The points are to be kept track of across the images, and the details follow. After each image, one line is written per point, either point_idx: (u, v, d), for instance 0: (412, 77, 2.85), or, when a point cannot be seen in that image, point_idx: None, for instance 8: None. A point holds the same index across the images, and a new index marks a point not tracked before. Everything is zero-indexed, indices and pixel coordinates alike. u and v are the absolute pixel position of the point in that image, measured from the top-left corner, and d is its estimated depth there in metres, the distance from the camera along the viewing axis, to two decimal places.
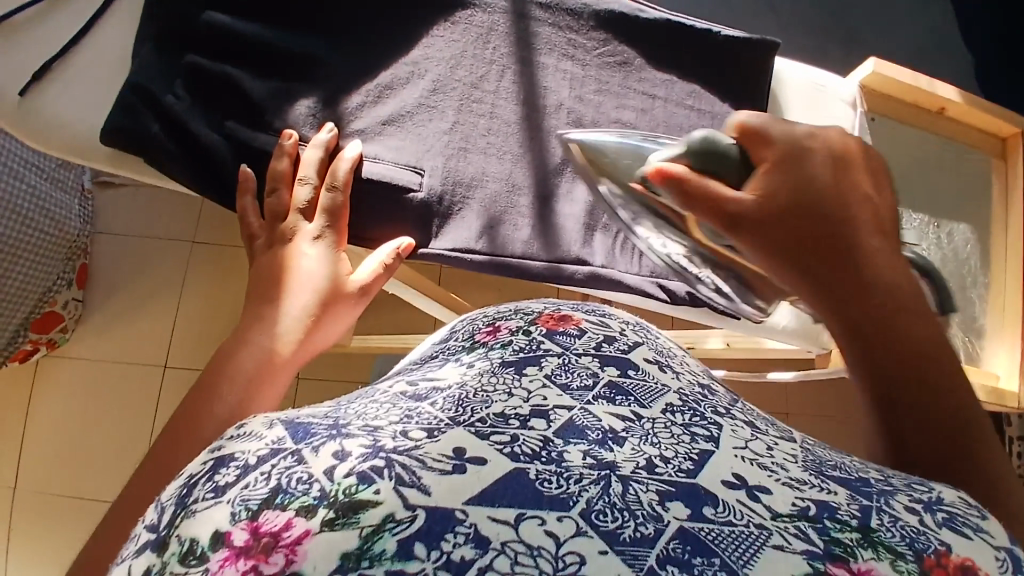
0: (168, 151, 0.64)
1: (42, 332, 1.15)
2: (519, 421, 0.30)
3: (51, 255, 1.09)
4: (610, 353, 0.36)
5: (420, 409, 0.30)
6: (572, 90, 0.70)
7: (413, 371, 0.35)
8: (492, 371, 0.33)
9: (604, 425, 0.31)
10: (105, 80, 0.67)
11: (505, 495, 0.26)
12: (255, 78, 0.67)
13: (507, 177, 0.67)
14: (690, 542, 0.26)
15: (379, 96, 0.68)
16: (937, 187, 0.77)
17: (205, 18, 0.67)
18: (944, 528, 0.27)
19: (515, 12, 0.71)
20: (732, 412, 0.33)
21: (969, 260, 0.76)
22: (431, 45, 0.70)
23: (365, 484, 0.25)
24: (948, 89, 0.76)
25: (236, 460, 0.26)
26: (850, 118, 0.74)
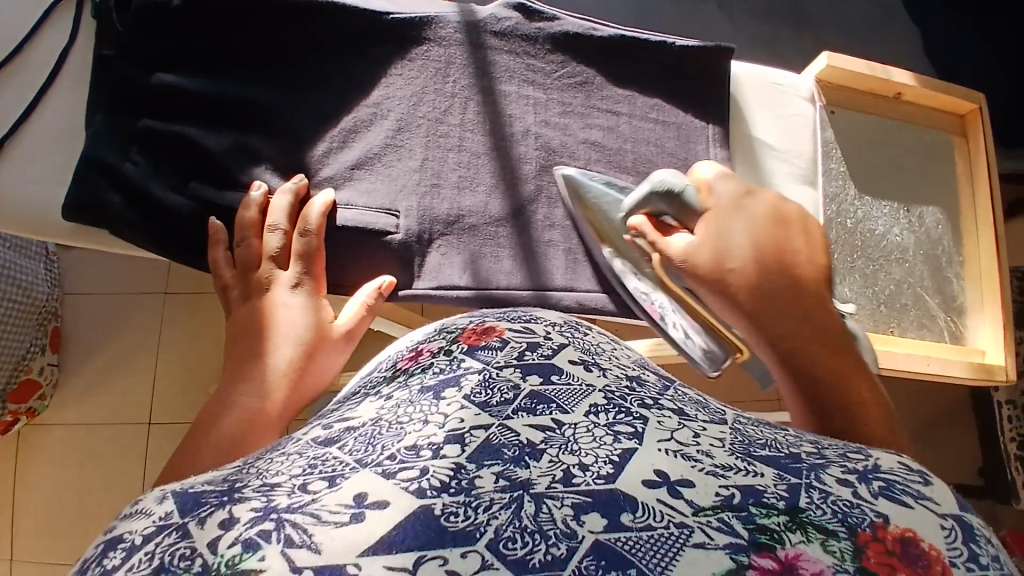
0: (129, 221, 0.57)
1: (21, 402, 1.03)
2: (431, 451, 0.28)
3: (20, 326, 0.97)
4: (531, 361, 0.34)
5: (327, 455, 0.29)
6: (536, 116, 0.66)
7: (332, 413, 0.34)
8: (410, 400, 0.32)
9: (521, 440, 0.29)
10: (47, 148, 0.58)
11: (406, 539, 0.25)
12: (210, 134, 0.60)
13: (484, 210, 0.63)
14: (605, 556, 0.25)
15: (345, 141, 0.62)
16: (906, 171, 0.74)
17: (155, 81, 0.59)
18: (880, 498, 0.28)
19: (471, 42, 0.65)
20: (658, 402, 0.33)
21: (941, 241, 0.74)
22: (389, 87, 0.64)
23: (250, 552, 0.24)
24: (903, 73, 0.73)
25: (123, 540, 0.26)
26: (811, 114, 0.72)
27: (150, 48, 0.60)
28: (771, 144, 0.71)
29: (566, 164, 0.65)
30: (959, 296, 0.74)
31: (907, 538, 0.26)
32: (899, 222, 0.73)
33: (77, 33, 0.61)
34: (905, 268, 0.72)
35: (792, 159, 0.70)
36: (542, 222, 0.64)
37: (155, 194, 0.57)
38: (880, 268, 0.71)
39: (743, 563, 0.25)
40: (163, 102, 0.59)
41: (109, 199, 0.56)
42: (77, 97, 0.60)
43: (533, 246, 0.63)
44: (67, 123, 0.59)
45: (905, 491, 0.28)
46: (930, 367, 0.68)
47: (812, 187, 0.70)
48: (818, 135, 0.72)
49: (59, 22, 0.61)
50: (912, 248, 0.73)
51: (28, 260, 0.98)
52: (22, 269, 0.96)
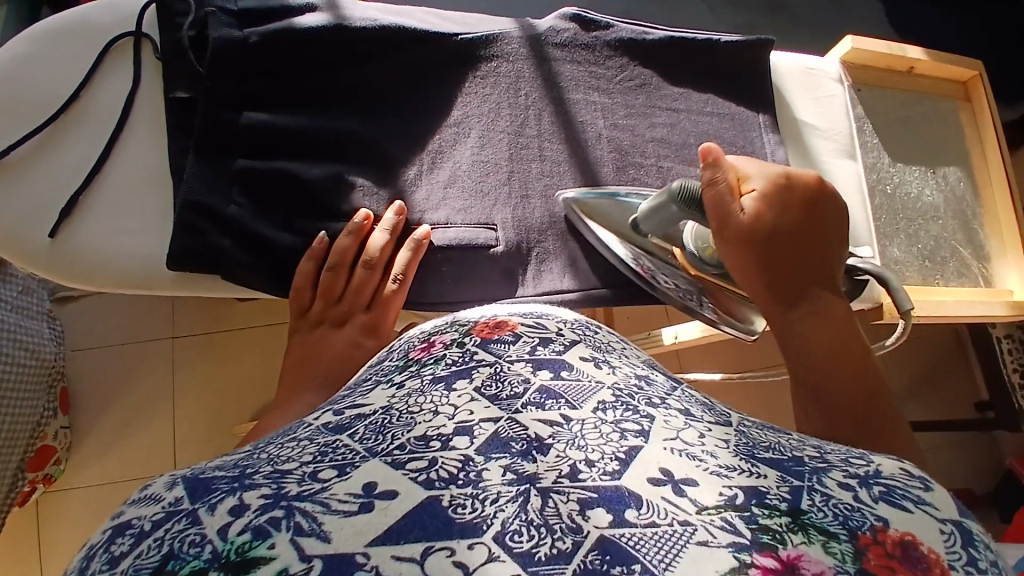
0: (242, 263, 0.59)
1: (38, 470, 1.02)
2: (441, 442, 0.29)
3: (33, 389, 0.97)
4: (543, 356, 0.35)
5: (337, 442, 0.29)
6: (606, 120, 0.69)
7: (342, 400, 0.34)
8: (422, 390, 0.32)
9: (530, 433, 0.30)
10: (133, 205, 0.60)
11: (414, 530, 0.25)
12: (302, 163, 0.62)
13: (573, 214, 0.66)
14: (610, 551, 0.25)
15: (434, 163, 0.65)
16: (927, 137, 0.80)
17: (245, 120, 0.61)
18: (880, 503, 0.28)
19: (536, 56, 0.70)
20: (666, 402, 0.33)
21: (965, 198, 0.80)
22: (468, 104, 0.67)
23: (260, 539, 0.24)
24: (915, 49, 0.79)
25: (132, 527, 0.26)
26: (843, 94, 0.76)
27: (229, 90, 0.61)
28: (813, 124, 0.74)
29: (641, 163, 0.69)
30: (986, 245, 0.80)
31: (906, 542, 0.26)
32: (929, 183, 0.79)
33: (140, 80, 0.62)
34: (940, 226, 0.77)
35: (834, 137, 0.74)
36: None
37: (266, 235, 0.60)
38: (920, 228, 0.77)
39: (745, 562, 0.25)
40: (253, 139, 0.62)
41: (221, 244, 0.59)
42: (155, 143, 0.62)
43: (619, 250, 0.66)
44: (147, 171, 0.61)
45: (906, 496, 0.29)
46: (973, 308, 0.73)
47: (853, 160, 0.74)
48: (851, 113, 0.76)
49: (120, 69, 0.62)
50: (943, 206, 0.78)
51: (31, 322, 0.98)
52: (27, 332, 0.96)
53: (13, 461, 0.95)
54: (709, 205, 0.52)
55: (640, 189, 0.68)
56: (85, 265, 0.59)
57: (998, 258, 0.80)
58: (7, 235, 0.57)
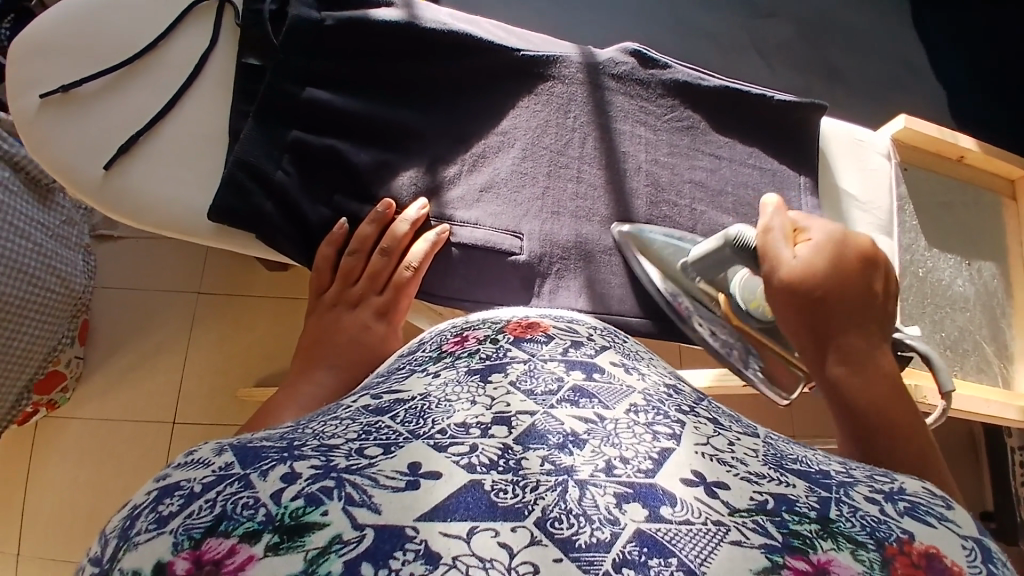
0: (279, 229, 0.60)
1: (44, 394, 1.02)
2: (480, 430, 0.29)
3: (56, 317, 0.97)
4: (575, 357, 0.36)
5: (380, 424, 0.30)
6: (648, 155, 0.71)
7: (378, 385, 0.35)
8: (458, 380, 0.33)
9: (566, 428, 0.30)
10: (187, 158, 0.61)
11: (459, 509, 0.26)
12: (358, 149, 0.64)
13: (599, 239, 0.68)
14: (647, 544, 0.26)
15: (474, 165, 0.67)
16: (970, 225, 0.83)
17: (307, 95, 0.63)
18: (905, 517, 0.29)
19: (591, 83, 0.72)
20: (694, 409, 0.34)
21: (996, 294, 0.82)
22: (517, 117, 0.69)
23: (313, 505, 0.25)
24: (967, 139, 0.83)
25: (180, 489, 0.26)
26: (887, 169, 0.80)
27: (297, 65, 0.63)
28: (853, 193, 0.78)
29: (674, 202, 0.71)
30: (1009, 344, 0.82)
31: (931, 554, 0.27)
32: (962, 274, 0.81)
33: (218, 40, 0.64)
34: (967, 317, 0.80)
35: (872, 211, 0.78)
36: None
37: (303, 207, 0.61)
38: (947, 316, 0.79)
39: (778, 563, 0.26)
40: (311, 112, 0.63)
41: (264, 208, 0.60)
42: (218, 101, 0.63)
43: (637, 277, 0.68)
44: (207, 129, 0.62)
45: (929, 512, 0.30)
46: (987, 407, 0.74)
47: (888, 237, 0.77)
48: (891, 188, 0.79)
49: (197, 27, 0.64)
50: (972, 298, 0.81)
51: (66, 250, 0.98)
52: (61, 259, 0.96)
53: (20, 381, 0.95)
54: (765, 250, 0.54)
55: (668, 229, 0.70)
56: (126, 205, 0.59)
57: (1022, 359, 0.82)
58: (65, 164, 0.58)
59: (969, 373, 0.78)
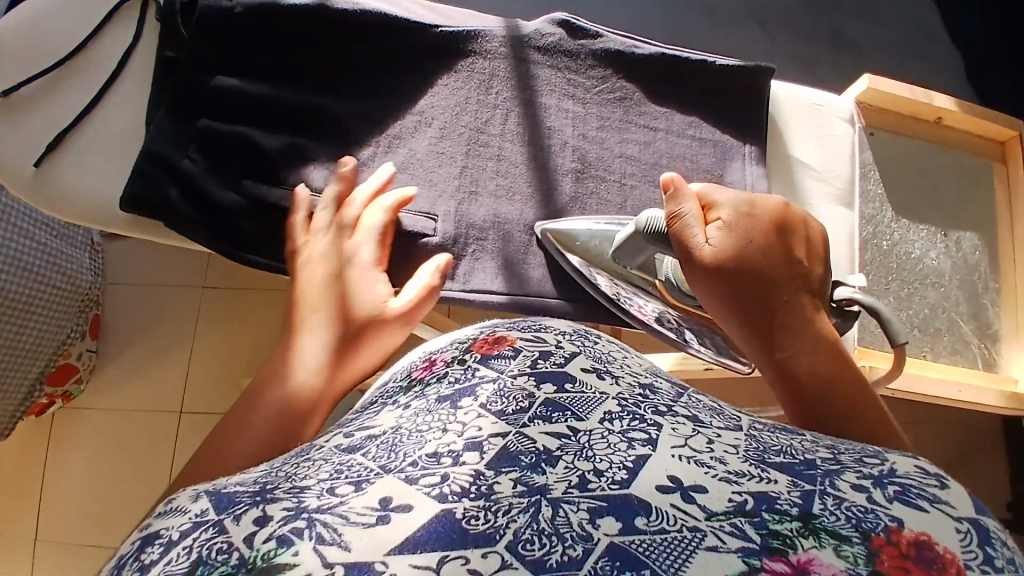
0: (186, 217, 0.63)
1: (56, 386, 1.06)
2: (452, 458, 0.30)
3: (63, 311, 1.01)
4: (545, 369, 0.35)
5: (352, 461, 0.30)
6: (575, 129, 0.72)
7: (350, 424, 0.35)
8: (427, 410, 0.33)
9: (538, 446, 0.30)
10: (110, 153, 0.65)
11: (429, 541, 0.26)
12: (266, 134, 0.67)
13: (519, 217, 0.69)
14: (619, 557, 0.26)
15: (389, 147, 0.69)
16: (948, 194, 0.80)
17: (215, 84, 0.66)
18: (894, 503, 0.28)
19: (515, 56, 0.72)
20: (672, 409, 0.33)
21: (978, 266, 0.79)
22: (435, 95, 0.71)
23: (284, 547, 0.25)
24: (944, 99, 0.79)
25: (160, 538, 0.27)
26: (851, 135, 0.77)
27: (208, 58, 0.67)
28: (808, 162, 0.75)
29: (602, 177, 0.71)
30: (995, 324, 0.78)
31: (920, 542, 0.26)
32: (935, 246, 0.78)
33: (140, 37, 0.67)
34: (940, 293, 0.76)
35: (830, 180, 0.75)
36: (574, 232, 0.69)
37: (209, 190, 0.64)
38: (917, 291, 0.76)
39: (756, 566, 0.25)
40: (221, 104, 0.66)
41: (170, 195, 0.63)
42: (137, 97, 0.66)
43: None
44: (127, 125, 0.66)
45: (920, 494, 0.28)
46: (959, 393, 0.72)
47: (848, 208, 0.75)
48: (855, 156, 0.77)
49: (123, 25, 0.67)
50: (948, 273, 0.77)
51: (72, 249, 1.01)
52: (65, 256, 0.99)
53: (30, 373, 1.00)
54: (676, 239, 0.53)
55: (596, 203, 0.71)
56: (54, 198, 0.63)
57: (1011, 340, 0.78)
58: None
59: (944, 355, 0.75)
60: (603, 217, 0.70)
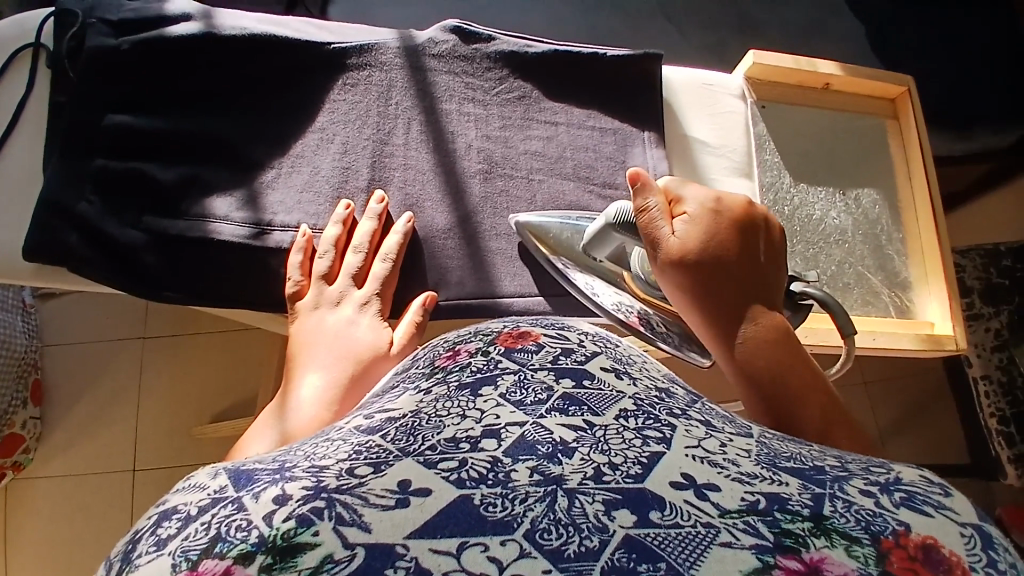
0: (88, 260, 0.66)
1: (6, 456, 1.10)
2: (471, 444, 0.30)
3: (3, 376, 1.08)
4: (566, 365, 0.36)
5: (370, 445, 0.30)
6: (478, 131, 0.76)
7: (374, 406, 0.37)
8: (448, 396, 0.34)
9: (555, 437, 0.30)
10: (13, 204, 0.68)
11: (448, 525, 0.26)
12: (162, 166, 0.70)
13: (433, 222, 0.73)
14: (636, 549, 0.26)
15: (292, 167, 0.72)
16: (841, 158, 0.86)
17: (106, 122, 0.70)
18: (901, 508, 0.30)
19: (411, 65, 0.77)
20: (686, 413, 0.35)
21: (880, 220, 0.85)
22: (334, 109, 0.75)
23: (304, 526, 0.25)
24: (828, 66, 0.84)
25: (179, 511, 0.28)
26: (742, 110, 0.83)
27: (99, 94, 0.70)
28: (704, 141, 0.81)
29: (510, 175, 0.75)
30: (905, 275, 0.84)
31: (928, 545, 0.28)
32: (837, 206, 0.84)
33: (33, 85, 0.72)
34: (844, 249, 0.82)
35: (727, 154, 0.81)
36: (490, 233, 0.73)
37: (108, 229, 0.67)
38: (822, 251, 0.82)
39: (770, 563, 0.26)
40: (110, 138, 0.70)
41: (68, 240, 0.65)
42: (35, 143, 0.71)
43: (482, 253, 0.72)
44: (24, 171, 0.69)
45: (926, 501, 0.30)
46: (876, 340, 0.76)
47: (749, 180, 0.81)
48: (750, 130, 0.83)
49: (15, 77, 0.72)
50: (851, 230, 0.83)
51: (5, 314, 1.08)
52: (3, 324, 1.07)
53: None
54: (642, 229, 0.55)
55: (507, 201, 0.74)
56: None
57: (920, 287, 0.84)
58: None
59: (857, 308, 0.80)
60: (517, 213, 0.74)
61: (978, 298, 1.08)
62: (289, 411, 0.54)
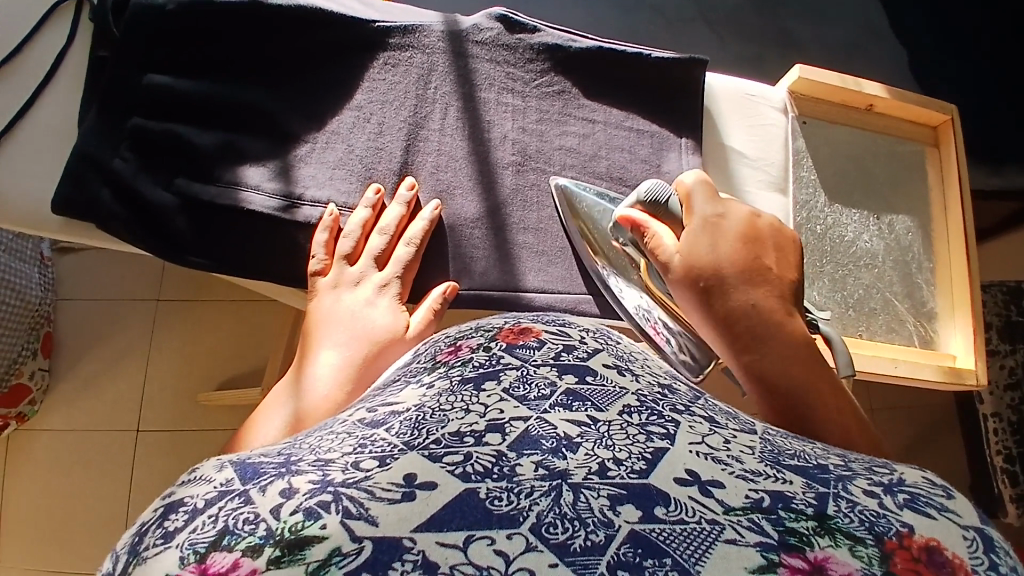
0: (116, 216, 0.68)
1: (12, 406, 1.22)
2: (474, 438, 0.30)
3: (18, 326, 1.19)
4: (568, 361, 0.36)
5: (375, 436, 0.30)
6: (514, 122, 0.77)
7: (376, 399, 0.37)
8: (451, 390, 0.34)
9: (559, 432, 0.30)
10: (46, 153, 0.70)
11: (454, 519, 0.26)
12: (199, 130, 0.71)
13: (462, 209, 0.74)
14: (641, 545, 0.26)
15: (327, 143, 0.73)
16: (876, 178, 0.88)
17: (147, 82, 0.71)
18: (904, 509, 0.30)
19: (454, 50, 0.78)
20: (689, 409, 0.35)
21: (911, 248, 0.87)
22: (372, 89, 0.75)
23: (311, 519, 0.26)
24: (874, 87, 0.86)
25: (185, 505, 0.28)
26: (783, 124, 0.85)
27: (140, 54, 0.71)
28: (742, 152, 0.83)
29: (543, 169, 0.77)
30: (931, 304, 0.85)
31: (931, 546, 0.28)
32: (869, 229, 0.86)
33: (75, 38, 0.73)
34: (873, 273, 0.84)
35: (765, 167, 0.83)
36: (518, 225, 0.74)
37: (140, 190, 0.68)
38: (850, 273, 0.83)
39: (773, 561, 0.26)
40: (151, 96, 0.70)
41: (100, 195, 0.67)
42: (72, 96, 0.72)
43: (508, 245, 0.73)
44: (59, 122, 0.71)
45: (928, 503, 0.30)
46: (896, 368, 0.77)
47: (783, 195, 0.83)
48: (789, 145, 0.84)
49: (57, 31, 0.73)
50: (881, 254, 0.85)
51: (22, 266, 1.18)
52: (18, 276, 1.17)
53: None
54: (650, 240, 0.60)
55: (537, 195, 0.76)
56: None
57: (946, 318, 0.85)
58: None
59: (881, 333, 0.82)
60: (545, 208, 0.75)
61: (996, 335, 1.09)
62: (305, 387, 0.54)
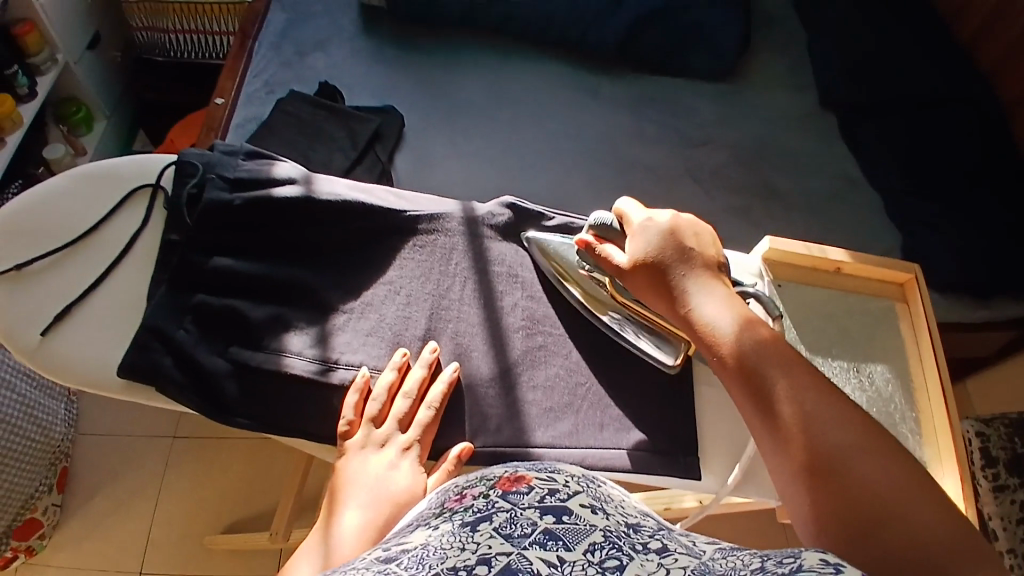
0: (175, 381, 0.78)
1: (22, 539, 1.28)
2: (467, 572, 0.38)
3: (36, 462, 1.27)
4: (551, 503, 0.44)
5: (388, 570, 0.39)
6: (524, 293, 0.89)
7: (391, 541, 0.45)
8: (452, 532, 0.42)
9: (533, 568, 0.38)
10: (116, 320, 0.81)
11: None
12: (255, 304, 0.83)
13: (478, 368, 0.83)
14: None
15: (361, 313, 0.85)
16: (854, 334, 0.96)
17: (212, 265, 0.84)
18: None
19: (471, 234, 0.92)
20: (646, 548, 0.43)
21: (893, 398, 0.92)
22: (403, 267, 0.89)
23: None
24: (837, 252, 0.99)
25: None
26: (759, 284, 0.96)
27: (209, 241, 0.85)
28: None
29: (550, 332, 0.87)
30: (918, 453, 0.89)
31: None
32: (850, 380, 0.92)
33: (150, 219, 0.88)
34: None
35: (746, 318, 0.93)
36: (527, 385, 0.83)
37: (198, 357, 0.79)
38: None
39: None
40: (213, 278, 0.84)
41: (164, 363, 0.78)
42: (141, 269, 0.85)
43: (517, 403, 0.82)
44: (128, 293, 0.83)
45: None
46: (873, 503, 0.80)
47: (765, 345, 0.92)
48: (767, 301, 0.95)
49: (134, 215, 0.88)
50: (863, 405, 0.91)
51: (46, 401, 1.30)
52: (43, 409, 1.29)
53: None
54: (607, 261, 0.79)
55: (545, 355, 0.85)
56: (49, 360, 0.79)
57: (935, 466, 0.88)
58: (9, 331, 0.80)
59: None
60: (551, 368, 0.85)
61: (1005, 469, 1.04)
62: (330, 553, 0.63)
